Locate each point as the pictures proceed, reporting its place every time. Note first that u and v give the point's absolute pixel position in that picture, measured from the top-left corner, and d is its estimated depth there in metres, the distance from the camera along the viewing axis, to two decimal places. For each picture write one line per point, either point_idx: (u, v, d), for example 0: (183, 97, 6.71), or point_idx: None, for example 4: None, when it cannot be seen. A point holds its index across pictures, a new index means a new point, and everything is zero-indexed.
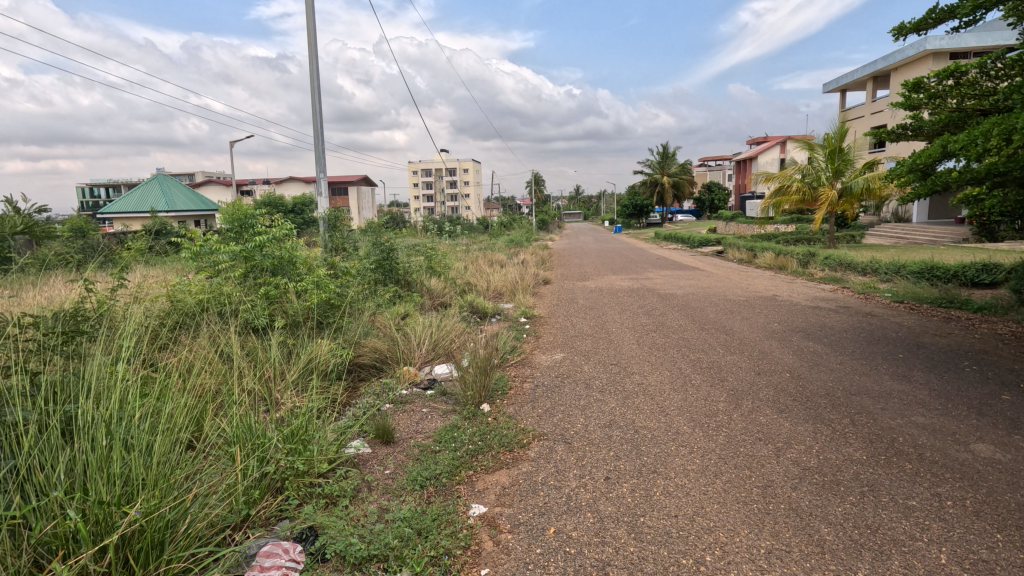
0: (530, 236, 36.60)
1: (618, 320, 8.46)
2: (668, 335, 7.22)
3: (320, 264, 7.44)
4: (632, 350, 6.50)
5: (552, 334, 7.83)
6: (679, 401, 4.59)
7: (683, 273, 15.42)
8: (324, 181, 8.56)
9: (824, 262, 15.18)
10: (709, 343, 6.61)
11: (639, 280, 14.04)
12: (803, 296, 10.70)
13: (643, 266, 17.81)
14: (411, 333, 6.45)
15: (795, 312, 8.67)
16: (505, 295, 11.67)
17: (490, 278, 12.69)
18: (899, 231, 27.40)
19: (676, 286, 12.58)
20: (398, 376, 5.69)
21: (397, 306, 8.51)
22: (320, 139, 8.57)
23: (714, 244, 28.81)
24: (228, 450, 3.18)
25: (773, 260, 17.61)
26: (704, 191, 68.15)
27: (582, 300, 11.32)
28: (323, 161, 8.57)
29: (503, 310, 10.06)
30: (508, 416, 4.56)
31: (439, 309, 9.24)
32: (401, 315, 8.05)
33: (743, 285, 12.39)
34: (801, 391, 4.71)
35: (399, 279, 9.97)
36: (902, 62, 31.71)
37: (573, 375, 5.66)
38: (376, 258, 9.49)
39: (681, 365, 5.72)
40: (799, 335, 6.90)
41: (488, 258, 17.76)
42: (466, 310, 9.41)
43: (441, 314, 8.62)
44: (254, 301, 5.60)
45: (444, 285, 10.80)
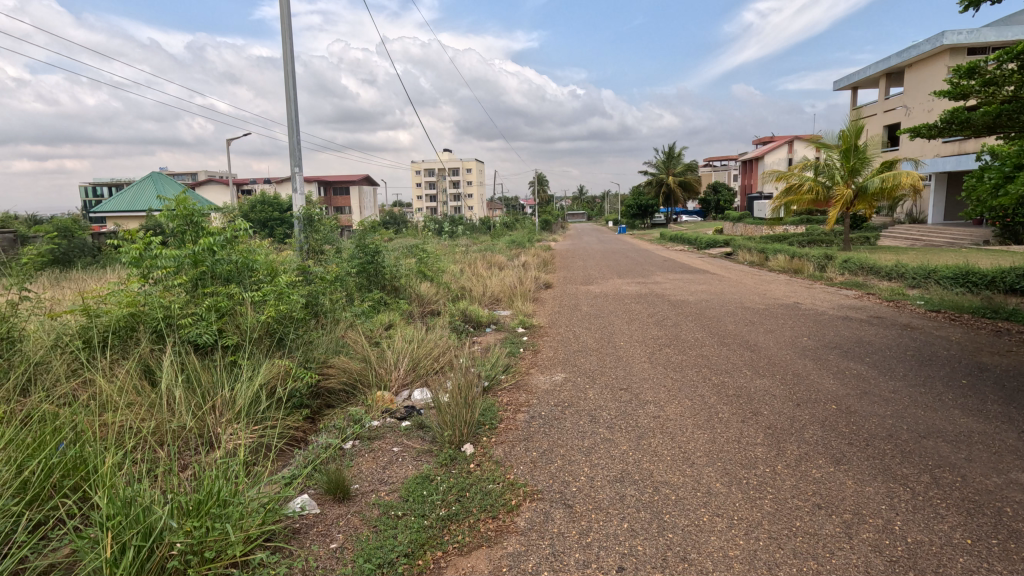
0: (533, 237, 35.71)
1: (626, 332, 7.59)
2: (684, 351, 6.34)
3: (288, 269, 6.56)
4: (643, 371, 5.63)
5: (552, 349, 6.97)
6: (707, 445, 3.71)
7: (693, 277, 14.50)
8: (299, 176, 7.71)
9: (844, 266, 14.23)
10: (732, 362, 5.72)
11: (646, 285, 13.14)
12: (828, 304, 9.78)
13: (650, 269, 16.90)
14: (388, 351, 5.60)
15: (823, 323, 7.77)
16: (503, 302, 10.80)
17: (488, 283, 11.81)
18: (915, 232, 26.36)
19: (687, 291, 11.69)
20: (369, 404, 4.83)
21: (380, 317, 7.66)
22: (296, 129, 7.71)
23: (722, 245, 27.89)
24: (93, 538, 2.32)
25: (788, 263, 16.70)
26: (710, 191, 67.17)
27: (586, 307, 10.45)
28: (299, 154, 7.71)
29: (499, 318, 9.21)
30: (495, 462, 3.70)
31: (427, 319, 8.38)
32: (382, 327, 7.20)
33: (760, 291, 11.49)
34: (856, 430, 3.83)
35: (386, 284, 9.11)
36: (917, 58, 30.70)
37: (575, 404, 4.80)
38: (359, 261, 8.63)
39: (703, 393, 4.83)
40: (836, 353, 6.00)
41: (487, 260, 16.92)
42: (458, 318, 8.55)
43: (428, 325, 7.77)
44: (198, 314, 4.75)
45: (435, 291, 9.93)
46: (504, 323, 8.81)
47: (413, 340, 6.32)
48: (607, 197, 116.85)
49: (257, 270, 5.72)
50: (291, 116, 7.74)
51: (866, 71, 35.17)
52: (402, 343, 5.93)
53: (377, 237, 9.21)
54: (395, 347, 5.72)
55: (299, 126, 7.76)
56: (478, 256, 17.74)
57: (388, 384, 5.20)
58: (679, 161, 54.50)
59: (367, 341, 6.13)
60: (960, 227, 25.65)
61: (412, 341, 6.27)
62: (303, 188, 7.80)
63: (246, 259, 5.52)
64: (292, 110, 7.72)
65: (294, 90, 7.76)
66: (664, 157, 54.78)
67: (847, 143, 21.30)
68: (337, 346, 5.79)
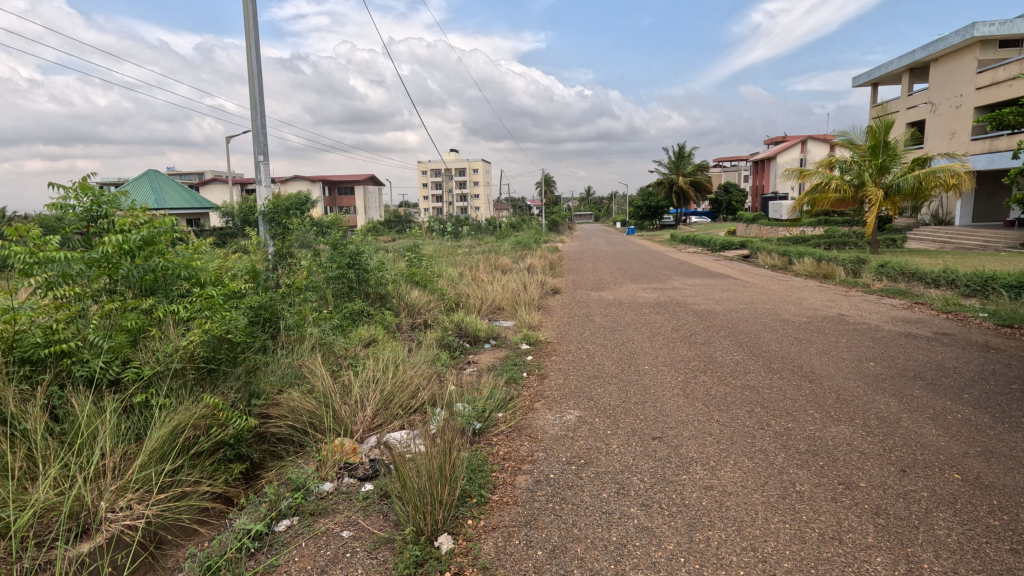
0: (539, 238, 34.55)
1: (651, 353, 6.39)
2: (724, 382, 5.11)
3: (236, 278, 5.37)
4: (678, 411, 4.42)
5: (561, 374, 5.79)
6: (797, 550, 2.51)
7: (715, 283, 13.29)
8: (263, 165, 6.50)
9: (881, 271, 12.95)
10: (792, 400, 4.49)
11: (664, 291, 11.91)
12: (878, 316, 8.53)
13: (666, 273, 15.68)
14: (353, 384, 4.45)
15: (883, 342, 6.54)
16: (505, 311, 9.61)
17: (489, 289, 10.63)
18: (944, 234, 24.96)
19: (711, 299, 10.49)
20: (320, 460, 3.65)
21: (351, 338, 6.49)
22: (259, 110, 6.48)
23: (738, 247, 26.65)
24: None
25: (815, 268, 15.53)
26: (721, 192, 65.75)
27: (599, 318, 9.24)
28: (263, 139, 6.49)
29: (500, 331, 8.05)
30: (481, 571, 2.52)
31: (415, 334, 7.23)
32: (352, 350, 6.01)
33: (794, 300, 10.25)
34: (1013, 524, 2.63)
35: (367, 293, 7.93)
36: (944, 52, 29.32)
37: (594, 461, 3.60)
38: (336, 267, 7.46)
39: (767, 448, 3.61)
40: (920, 386, 4.76)
41: (491, 262, 15.80)
42: (452, 332, 7.42)
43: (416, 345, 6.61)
44: (92, 342, 3.63)
45: (428, 299, 8.76)
46: (504, 337, 7.64)
47: (390, 367, 5.14)
48: (615, 198, 115.62)
49: (189, 280, 4.55)
50: (254, 94, 6.53)
51: (889, 66, 33.74)
52: (373, 372, 4.76)
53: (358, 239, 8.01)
54: (363, 378, 4.56)
55: (264, 105, 6.56)
56: (481, 258, 16.61)
57: (350, 427, 4.02)
58: (690, 161, 53.19)
59: (331, 367, 4.96)
60: (992, 229, 24.23)
61: (388, 367, 5.08)
62: (269, 180, 6.62)
63: (172, 269, 4.36)
64: (254, 88, 6.52)
65: (258, 61, 6.53)
66: (674, 157, 53.44)
67: (875, 139, 19.95)
68: (287, 378, 4.62)
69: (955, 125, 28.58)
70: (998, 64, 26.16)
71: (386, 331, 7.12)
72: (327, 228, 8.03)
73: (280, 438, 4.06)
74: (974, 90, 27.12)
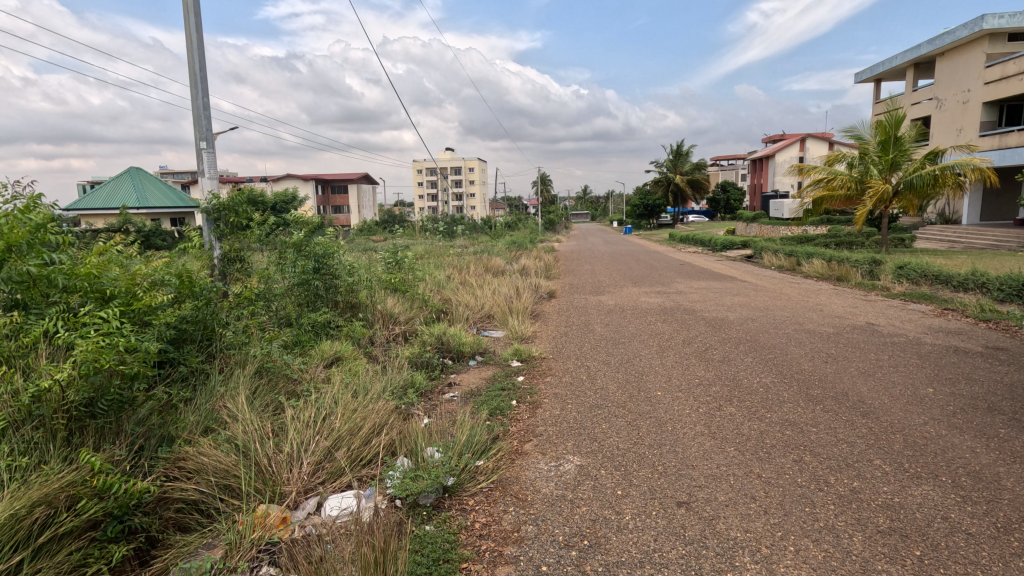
0: (535, 237, 33.60)
1: (662, 374, 5.45)
2: (756, 416, 4.18)
3: (158, 292, 4.36)
4: (706, 460, 3.49)
5: (558, 403, 4.86)
6: None
7: (723, 285, 12.38)
8: (206, 154, 5.50)
9: (900, 273, 12.09)
10: (848, 444, 3.56)
11: (669, 296, 10.99)
12: (911, 325, 7.65)
13: (669, 276, 14.78)
14: (293, 429, 3.49)
15: (929, 359, 5.63)
16: (495, 320, 8.67)
17: (477, 295, 9.67)
18: (952, 233, 24.17)
19: (721, 305, 9.59)
20: (232, 540, 2.68)
21: (305, 360, 5.51)
22: (199, 88, 5.45)
23: (741, 247, 25.78)
24: None
25: (826, 269, 14.66)
26: (719, 191, 65.01)
27: (600, 327, 8.31)
28: (205, 123, 5.48)
29: (488, 344, 7.12)
30: None
31: (389, 351, 6.30)
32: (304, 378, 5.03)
33: (813, 306, 9.36)
34: None
35: (334, 301, 6.96)
36: (950, 46, 28.53)
37: (602, 544, 2.66)
38: (298, 273, 6.48)
39: (836, 526, 2.67)
40: (1002, 422, 3.85)
41: (482, 263, 14.90)
42: (432, 347, 6.48)
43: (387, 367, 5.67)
44: None
45: (407, 307, 7.82)
46: (492, 352, 6.70)
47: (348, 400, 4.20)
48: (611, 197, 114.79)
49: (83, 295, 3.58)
50: (192, 69, 5.48)
51: (893, 61, 32.94)
52: (324, 410, 3.82)
53: (326, 241, 7.01)
54: (305, 420, 3.60)
55: (206, 82, 5.54)
56: (473, 260, 15.67)
57: (281, 490, 3.04)
58: (688, 160, 52.40)
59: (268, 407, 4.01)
60: (1001, 228, 23.45)
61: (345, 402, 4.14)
62: (215, 172, 5.62)
63: None
64: (194, 62, 5.47)
65: (198, 30, 5.52)
66: (671, 155, 52.57)
67: (885, 134, 19.11)
68: (208, 422, 3.62)
69: (962, 121, 27.79)
70: (1007, 57, 25.33)
71: (355, 348, 6.16)
72: (290, 228, 7.04)
73: (190, 503, 3.08)
74: (983, 85, 26.32)
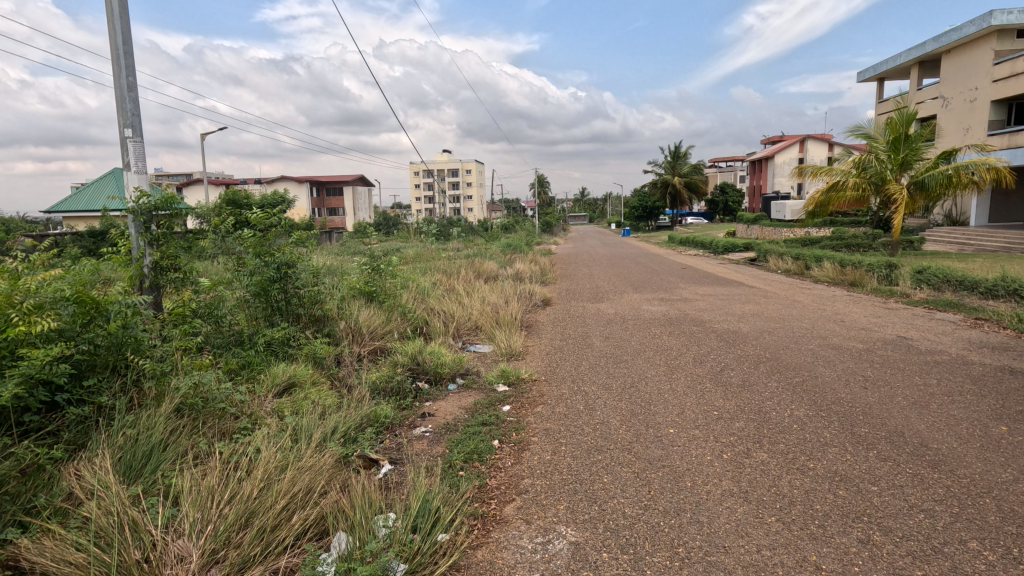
0: (531, 240, 32.72)
1: (674, 404, 4.61)
2: (796, 468, 3.33)
3: (51, 311, 3.49)
4: (743, 540, 2.63)
5: (549, 444, 4.01)
6: None
7: (730, 292, 11.57)
8: (132, 143, 4.64)
9: (920, 279, 11.29)
10: (928, 517, 2.71)
11: (673, 304, 10.17)
12: (948, 339, 6.84)
13: (671, 281, 13.96)
14: (193, 503, 2.62)
15: (985, 384, 4.81)
16: (482, 333, 7.83)
17: (465, 305, 8.83)
18: (961, 235, 23.42)
19: (731, 316, 8.77)
20: None
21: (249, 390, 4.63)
22: (122, 65, 4.59)
23: (743, 250, 24.97)
24: None
25: (838, 273, 13.85)
26: (718, 193, 64.31)
27: (599, 340, 7.47)
28: (131, 107, 4.62)
29: (472, 361, 6.29)
30: None
31: (356, 374, 5.46)
32: (243, 416, 4.16)
33: (833, 316, 8.55)
34: None
35: (296, 315, 6.09)
36: (956, 44, 27.86)
37: None
38: (254, 283, 5.66)
39: None
40: None
41: (474, 268, 14.06)
42: (405, 369, 5.64)
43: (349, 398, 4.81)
44: None
45: (383, 320, 6.97)
46: (476, 373, 5.85)
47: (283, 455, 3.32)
48: (609, 199, 114.07)
49: None
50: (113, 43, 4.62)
51: (897, 60, 32.28)
52: (244, 470, 2.96)
53: (287, 247, 6.11)
54: (213, 489, 2.73)
55: (132, 59, 4.68)
56: (465, 264, 14.87)
57: None
58: (687, 161, 51.71)
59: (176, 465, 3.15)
60: (1012, 230, 22.73)
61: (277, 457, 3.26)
62: (145, 166, 4.75)
63: None
64: (115, 34, 4.61)
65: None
66: (670, 156, 51.86)
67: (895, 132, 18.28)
68: (86, 490, 2.75)
69: (969, 120, 27.05)
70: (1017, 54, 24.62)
71: (314, 372, 5.28)
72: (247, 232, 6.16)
73: None
74: (991, 83, 25.61)
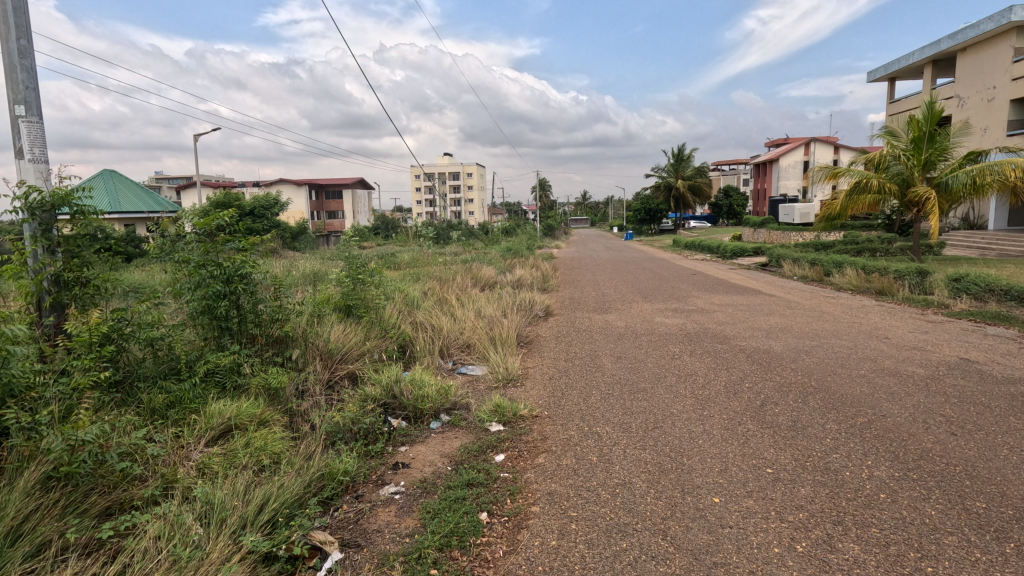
0: (532, 244, 31.68)
1: (713, 459, 3.60)
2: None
3: None
4: None
5: (556, 520, 3.01)
6: None
7: (748, 302, 10.61)
8: (27, 124, 3.71)
9: (958, 287, 10.32)
10: None
11: (689, 316, 9.19)
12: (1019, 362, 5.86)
13: (683, 289, 12.97)
14: None
15: None
16: (475, 352, 6.85)
17: (456, 318, 7.85)
18: (981, 239, 22.41)
19: (756, 330, 7.81)
20: None
21: (169, 442, 3.64)
22: (11, 24, 3.66)
23: (752, 255, 23.96)
24: None
25: (862, 281, 12.87)
26: (721, 196, 63.40)
27: (609, 361, 6.47)
28: (23, 78, 3.69)
29: (460, 389, 5.32)
30: None
31: (317, 412, 4.48)
32: (152, 480, 3.19)
33: (872, 331, 7.58)
34: None
35: (248, 335, 5.08)
36: (973, 41, 26.94)
37: None
38: (196, 297, 4.68)
39: None
40: None
41: (470, 274, 13.11)
42: (378, 404, 4.66)
43: (301, 450, 3.82)
44: None
45: (359, 339, 5.99)
46: (465, 407, 4.86)
47: (171, 567, 2.33)
48: (612, 202, 113.11)
49: None
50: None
51: (909, 58, 31.35)
52: None
53: (243, 254, 5.05)
54: None
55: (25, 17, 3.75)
56: (461, 269, 13.89)
57: None
58: (690, 164, 50.80)
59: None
60: None
61: (161, 574, 2.28)
62: (43, 153, 3.82)
63: None
64: None
65: None
66: (674, 158, 50.93)
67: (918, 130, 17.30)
68: None
69: (987, 120, 26.05)
70: None
71: (264, 410, 4.29)
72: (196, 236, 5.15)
73: None
74: (1010, 80, 24.65)
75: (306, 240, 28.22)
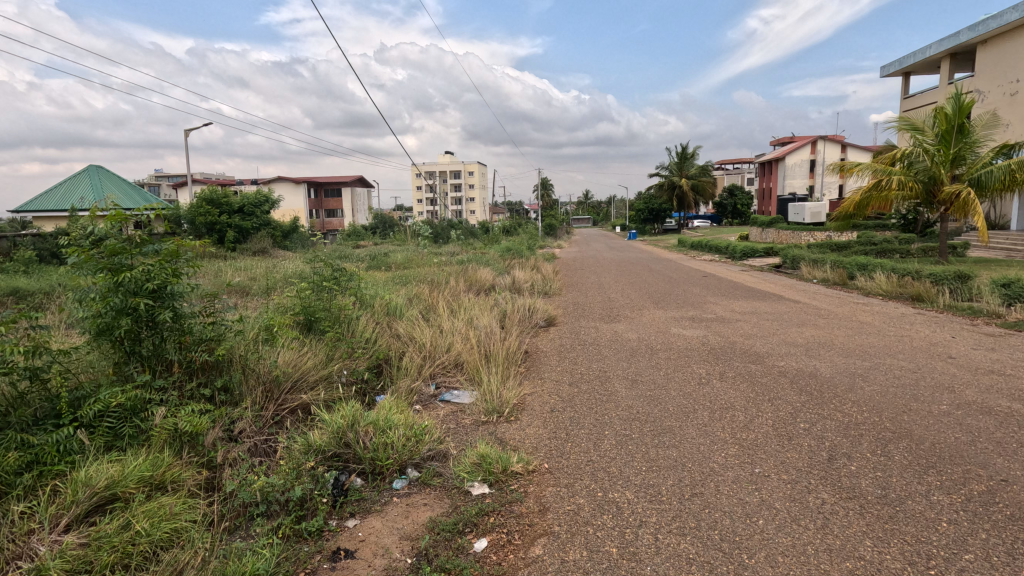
0: (533, 243, 30.59)
1: (786, 560, 2.49)
2: None
3: None
4: None
5: None
6: None
7: (773, 309, 9.50)
8: None
9: (1009, 293, 9.17)
10: None
11: (710, 326, 8.07)
12: None
13: (696, 293, 11.87)
14: None
15: None
16: (462, 372, 5.74)
17: (443, 330, 6.74)
18: (1007, 239, 21.25)
19: (790, 346, 6.70)
20: None
21: (7, 530, 2.59)
22: None
23: (764, 255, 22.81)
24: None
25: (894, 284, 11.73)
26: (726, 195, 62.23)
27: (623, 386, 5.36)
28: None
29: (436, 427, 4.21)
30: None
31: (242, 469, 3.38)
32: None
33: (928, 348, 6.45)
34: None
35: (165, 362, 3.94)
36: (994, 33, 25.76)
37: None
38: (92, 315, 3.60)
39: None
40: None
41: (465, 276, 12.00)
42: (325, 453, 3.55)
43: (201, 536, 2.73)
44: None
45: (318, 361, 4.88)
46: (441, 457, 3.74)
47: None
48: (614, 202, 112.01)
49: None
50: None
51: (926, 52, 30.17)
52: None
53: (167, 259, 3.94)
54: None
55: None
56: (456, 271, 12.83)
57: None
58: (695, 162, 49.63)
59: None
60: None
61: None
62: None
63: None
64: None
65: None
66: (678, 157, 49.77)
67: (945, 123, 16.12)
68: None
69: (1009, 115, 24.86)
70: None
71: (168, 466, 3.21)
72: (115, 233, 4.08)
73: None
74: None
75: (298, 239, 27.22)
